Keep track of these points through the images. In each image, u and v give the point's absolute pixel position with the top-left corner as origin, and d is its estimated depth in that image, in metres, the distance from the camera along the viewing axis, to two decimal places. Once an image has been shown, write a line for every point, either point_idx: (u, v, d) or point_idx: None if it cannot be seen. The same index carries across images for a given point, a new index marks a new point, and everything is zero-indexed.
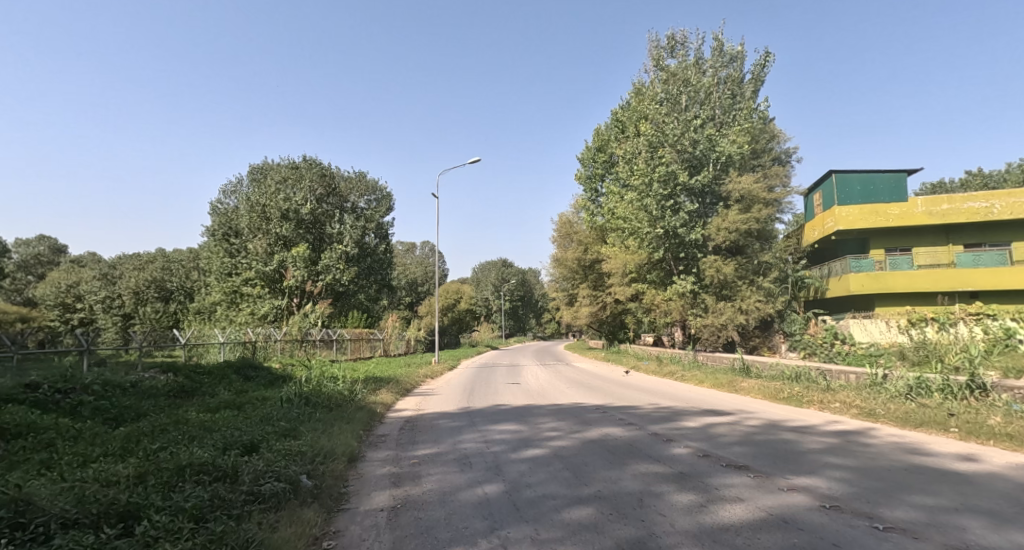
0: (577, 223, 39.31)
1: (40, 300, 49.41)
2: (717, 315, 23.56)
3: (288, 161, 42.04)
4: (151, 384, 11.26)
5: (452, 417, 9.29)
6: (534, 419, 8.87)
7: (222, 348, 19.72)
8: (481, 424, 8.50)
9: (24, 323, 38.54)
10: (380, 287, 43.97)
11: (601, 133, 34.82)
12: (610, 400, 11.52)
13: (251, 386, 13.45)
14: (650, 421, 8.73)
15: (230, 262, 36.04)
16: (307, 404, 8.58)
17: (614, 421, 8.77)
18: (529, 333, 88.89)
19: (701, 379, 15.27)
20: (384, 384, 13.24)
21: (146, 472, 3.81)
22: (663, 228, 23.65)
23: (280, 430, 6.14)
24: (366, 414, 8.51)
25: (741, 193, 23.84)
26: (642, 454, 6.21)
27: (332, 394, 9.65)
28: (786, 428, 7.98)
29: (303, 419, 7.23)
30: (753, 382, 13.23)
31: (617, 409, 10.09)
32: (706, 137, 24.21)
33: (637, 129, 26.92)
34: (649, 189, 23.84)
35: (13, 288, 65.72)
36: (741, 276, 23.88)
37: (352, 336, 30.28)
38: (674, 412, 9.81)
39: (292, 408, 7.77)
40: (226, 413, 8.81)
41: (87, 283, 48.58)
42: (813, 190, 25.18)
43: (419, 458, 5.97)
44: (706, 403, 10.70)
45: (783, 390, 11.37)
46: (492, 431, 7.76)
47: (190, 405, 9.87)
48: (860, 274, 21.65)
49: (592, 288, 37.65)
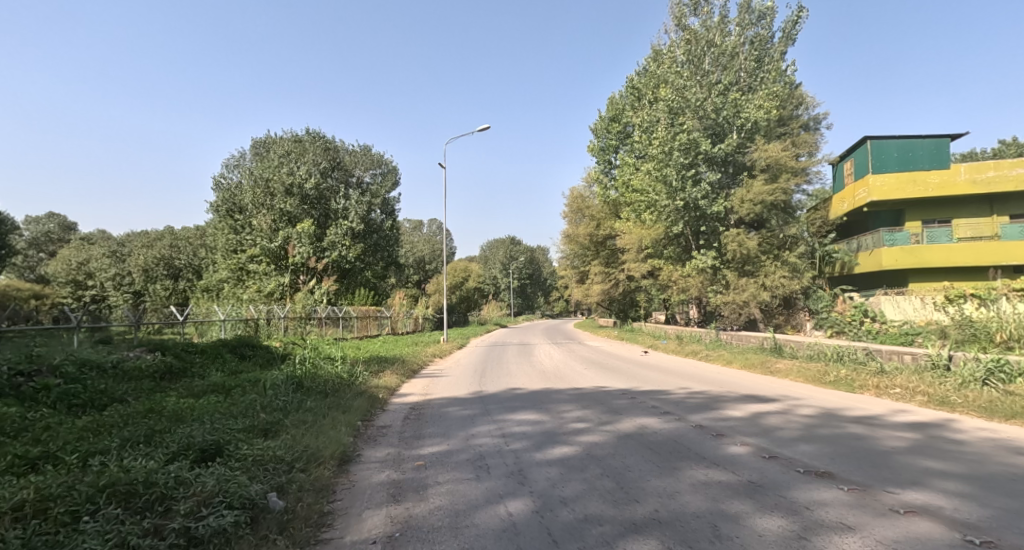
0: (589, 197, 37.97)
1: (51, 278, 49.07)
2: (738, 292, 22.36)
3: (291, 134, 40.78)
4: (136, 365, 10.37)
5: (462, 404, 8.26)
6: (555, 407, 7.82)
7: (224, 325, 18.93)
8: (496, 412, 7.50)
9: (34, 299, 38.12)
10: (387, 264, 43.18)
11: (615, 102, 33.15)
12: (636, 384, 10.48)
13: (246, 366, 12.55)
14: (688, 410, 7.64)
15: (235, 238, 35.14)
16: (299, 391, 7.60)
17: (648, 409, 7.69)
18: (537, 311, 87.96)
19: (729, 359, 14.18)
20: (389, 364, 12.31)
21: (50, 496, 2.87)
22: (682, 200, 22.47)
23: (260, 425, 5.16)
24: (365, 402, 7.50)
25: (767, 162, 22.41)
26: (693, 455, 5.13)
27: (329, 377, 8.66)
28: (850, 418, 6.90)
29: (293, 410, 6.26)
30: (789, 363, 12.13)
31: (647, 394, 9.07)
32: (732, 102, 22.83)
33: (655, 94, 25.49)
34: (669, 158, 22.62)
35: (25, 265, 65.62)
36: (766, 251, 22.66)
37: (359, 314, 29.41)
38: (711, 397, 8.79)
39: (280, 394, 6.76)
40: (209, 400, 7.85)
41: (97, 260, 48.16)
42: (845, 158, 23.66)
43: (425, 459, 4.96)
44: (745, 388, 9.62)
45: (828, 372, 10.26)
46: (508, 421, 6.73)
47: (173, 389, 8.94)
48: (894, 248, 20.39)
49: (605, 264, 36.57)
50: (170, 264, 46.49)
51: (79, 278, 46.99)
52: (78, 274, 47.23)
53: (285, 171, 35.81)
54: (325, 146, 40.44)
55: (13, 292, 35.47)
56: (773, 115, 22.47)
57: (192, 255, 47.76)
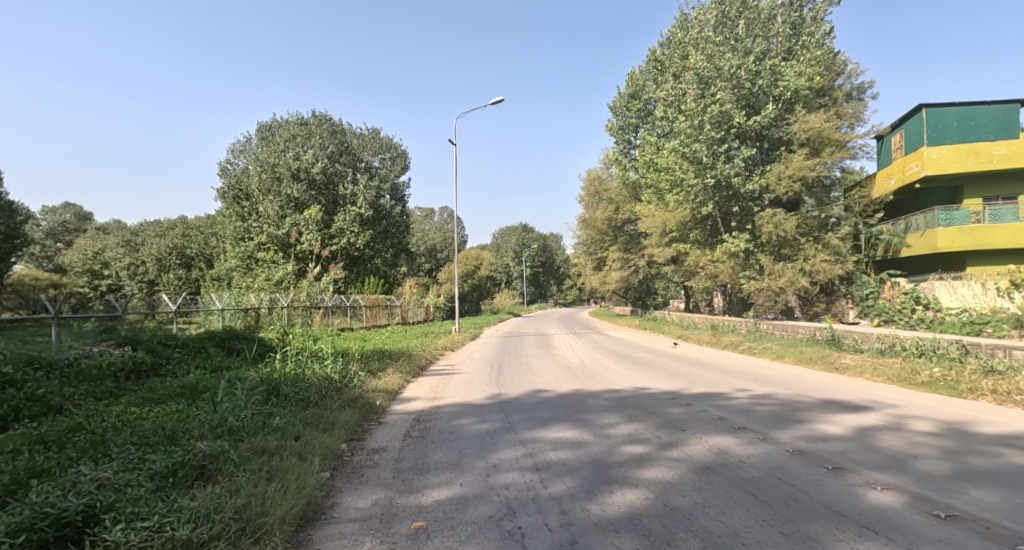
0: (607, 179, 36.32)
1: (67, 268, 48.37)
2: (774, 279, 20.54)
3: (297, 117, 39.49)
4: (98, 362, 8.92)
5: (478, 413, 6.67)
6: (595, 421, 6.19)
7: (222, 315, 17.52)
8: (521, 427, 5.90)
9: (51, 290, 37.34)
10: (396, 251, 41.81)
11: (636, 78, 31.07)
12: (684, 386, 8.82)
13: (232, 362, 11.06)
14: (766, 424, 5.98)
15: (242, 226, 33.77)
16: (273, 400, 6.09)
17: (713, 424, 6.03)
18: (551, 299, 86.25)
19: (780, 353, 12.47)
20: (393, 360, 10.74)
21: None
22: (713, 178, 20.75)
23: (193, 461, 3.66)
24: (355, 416, 5.96)
25: (808, 135, 20.33)
26: (821, 507, 3.48)
27: (315, 380, 7.13)
28: (995, 438, 5.19)
29: (255, 433, 4.74)
30: (859, 359, 10.37)
31: (704, 401, 7.42)
32: (768, 70, 20.87)
33: (684, 65, 23.64)
34: (698, 132, 20.91)
35: (44, 255, 65.42)
36: (805, 232, 20.71)
37: (368, 302, 27.98)
38: (785, 405, 7.10)
39: (241, 405, 5.24)
40: (165, 408, 6.41)
41: (112, 250, 47.43)
42: (893, 130, 21.52)
43: (427, 517, 3.40)
44: (821, 391, 7.89)
45: (918, 371, 8.50)
46: (539, 445, 5.13)
47: (129, 396, 7.49)
48: (950, 228, 18.50)
49: (624, 250, 34.88)
50: (182, 253, 45.59)
51: (94, 268, 46.27)
52: (93, 263, 46.54)
53: (291, 156, 34.40)
54: (332, 129, 38.98)
55: (26, 282, 34.68)
56: (816, 83, 20.42)
57: (203, 245, 46.77)
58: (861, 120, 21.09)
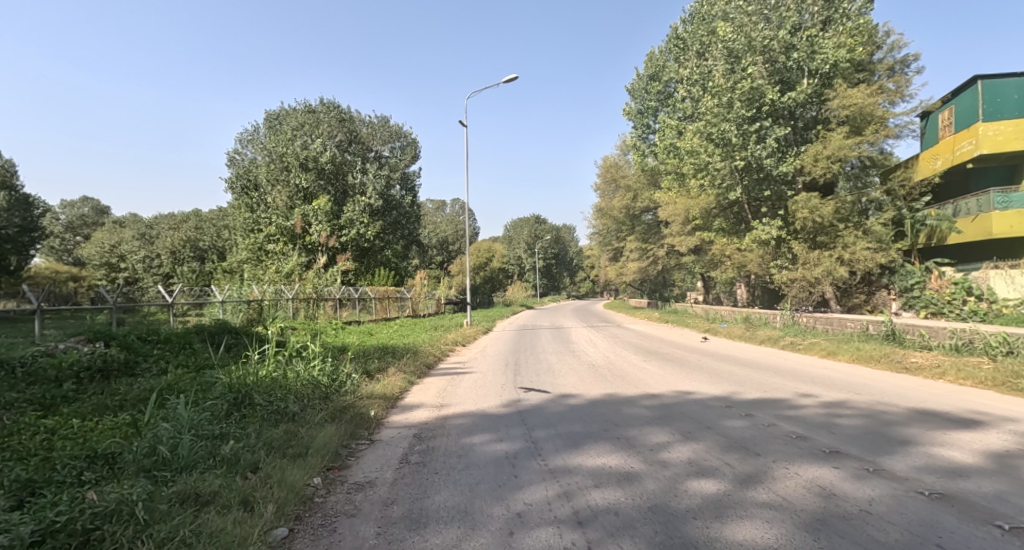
0: (624, 166, 34.85)
1: (83, 262, 47.95)
2: (809, 268, 18.94)
3: (305, 105, 38.44)
4: (56, 362, 7.71)
5: (493, 429, 5.39)
6: (642, 442, 4.90)
7: (223, 308, 16.40)
8: (547, 451, 4.60)
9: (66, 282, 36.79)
10: (407, 243, 40.77)
11: (656, 58, 29.44)
12: (736, 391, 7.48)
13: (219, 359, 9.84)
14: (864, 446, 4.63)
15: (251, 217, 32.52)
16: (237, 414, 4.88)
17: (793, 445, 4.70)
18: (564, 291, 85.08)
19: (831, 349, 11.11)
20: (395, 358, 9.48)
21: None
22: (744, 159, 19.26)
23: (77, 528, 2.50)
24: (337, 435, 4.71)
25: (848, 113, 18.67)
26: None
27: (294, 385, 5.89)
28: None
29: (194, 465, 3.54)
30: (931, 358, 9.01)
31: (767, 412, 6.10)
32: (805, 41, 19.25)
33: (711, 39, 22.10)
34: (727, 110, 19.40)
35: (64, 248, 65.25)
36: (843, 217, 19.08)
37: (378, 294, 26.88)
38: (874, 417, 5.76)
39: (188, 423, 4.04)
40: (108, 420, 5.21)
41: (127, 242, 46.95)
42: (943, 105, 19.87)
43: None
44: (908, 400, 6.50)
45: (1018, 373, 7.12)
46: (577, 480, 3.87)
47: (79, 403, 6.29)
48: (1009, 212, 17.03)
49: (642, 240, 33.40)
50: (195, 246, 45.07)
51: (111, 261, 45.71)
52: (111, 256, 45.76)
53: (299, 145, 33.26)
54: (340, 117, 37.89)
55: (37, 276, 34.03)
56: (857, 55, 18.75)
57: (215, 237, 46.16)
58: (905, 96, 19.41)
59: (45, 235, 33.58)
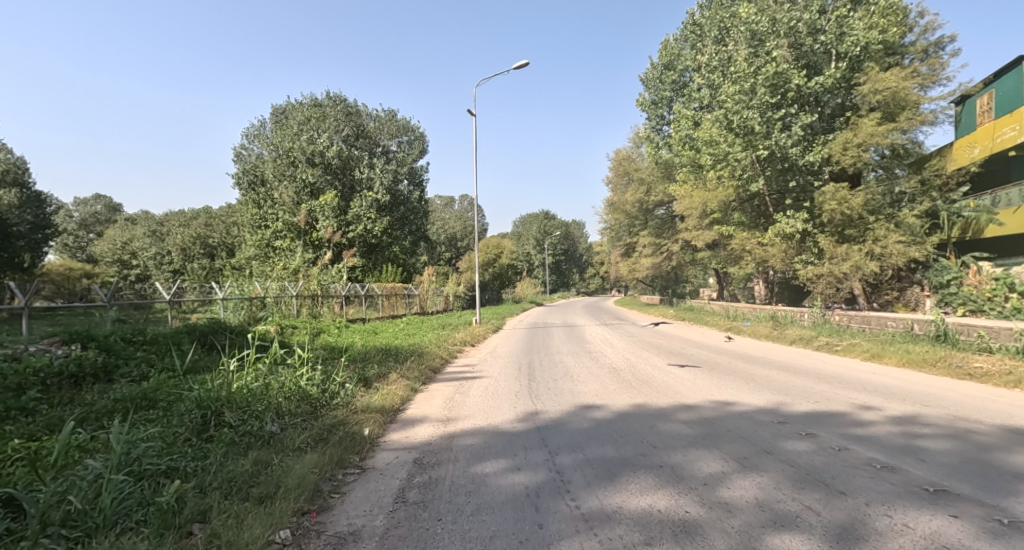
0: (637, 159, 33.80)
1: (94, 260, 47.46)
2: (836, 263, 17.85)
3: (310, 99, 37.68)
4: (17, 369, 6.83)
5: (508, 453, 4.49)
6: (691, 473, 3.99)
7: (223, 305, 15.66)
8: (576, 488, 3.69)
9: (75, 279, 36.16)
10: (415, 239, 39.95)
11: (671, 46, 28.27)
12: (784, 402, 6.56)
13: (206, 363, 9.00)
14: (975, 482, 3.68)
15: (258, 213, 31.78)
16: (200, 439, 4.07)
17: (883, 480, 3.76)
18: (574, 288, 83.93)
19: (876, 351, 10.13)
20: (397, 362, 8.60)
21: None
22: (767, 148, 18.20)
23: None
24: (318, 464, 3.87)
25: (880, 98, 17.54)
26: None
27: (276, 399, 5.05)
28: None
29: (120, 521, 2.74)
30: (997, 362, 8.03)
31: (832, 430, 5.17)
32: (833, 22, 18.11)
33: (731, 23, 21.03)
34: (751, 96, 18.35)
35: (77, 244, 64.87)
36: (874, 209, 17.99)
37: (385, 291, 26.05)
38: (964, 439, 4.80)
39: (123, 456, 3.22)
40: (47, 442, 4.39)
41: (137, 240, 46.42)
42: (983, 89, 18.79)
43: None
44: (995, 416, 5.53)
45: None
46: (619, 535, 2.99)
47: (25, 419, 5.43)
48: None
49: (656, 235, 32.32)
50: (205, 243, 44.48)
51: (122, 258, 45.25)
52: (122, 253, 45.24)
53: (305, 139, 32.52)
54: (347, 110, 37.09)
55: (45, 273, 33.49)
56: (890, 36, 17.57)
57: (224, 234, 45.52)
58: (941, 79, 18.26)
59: (57, 232, 33.12)
